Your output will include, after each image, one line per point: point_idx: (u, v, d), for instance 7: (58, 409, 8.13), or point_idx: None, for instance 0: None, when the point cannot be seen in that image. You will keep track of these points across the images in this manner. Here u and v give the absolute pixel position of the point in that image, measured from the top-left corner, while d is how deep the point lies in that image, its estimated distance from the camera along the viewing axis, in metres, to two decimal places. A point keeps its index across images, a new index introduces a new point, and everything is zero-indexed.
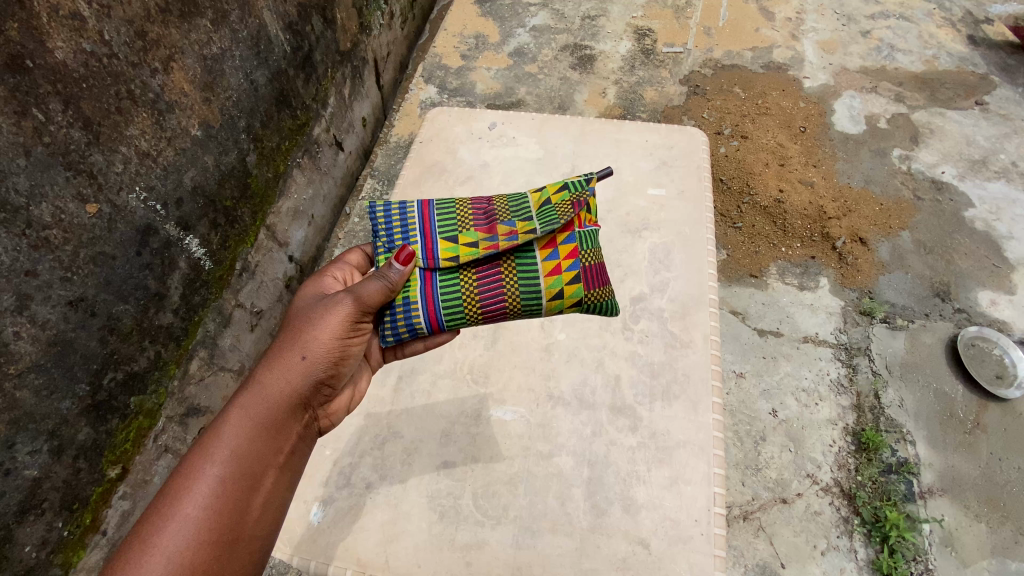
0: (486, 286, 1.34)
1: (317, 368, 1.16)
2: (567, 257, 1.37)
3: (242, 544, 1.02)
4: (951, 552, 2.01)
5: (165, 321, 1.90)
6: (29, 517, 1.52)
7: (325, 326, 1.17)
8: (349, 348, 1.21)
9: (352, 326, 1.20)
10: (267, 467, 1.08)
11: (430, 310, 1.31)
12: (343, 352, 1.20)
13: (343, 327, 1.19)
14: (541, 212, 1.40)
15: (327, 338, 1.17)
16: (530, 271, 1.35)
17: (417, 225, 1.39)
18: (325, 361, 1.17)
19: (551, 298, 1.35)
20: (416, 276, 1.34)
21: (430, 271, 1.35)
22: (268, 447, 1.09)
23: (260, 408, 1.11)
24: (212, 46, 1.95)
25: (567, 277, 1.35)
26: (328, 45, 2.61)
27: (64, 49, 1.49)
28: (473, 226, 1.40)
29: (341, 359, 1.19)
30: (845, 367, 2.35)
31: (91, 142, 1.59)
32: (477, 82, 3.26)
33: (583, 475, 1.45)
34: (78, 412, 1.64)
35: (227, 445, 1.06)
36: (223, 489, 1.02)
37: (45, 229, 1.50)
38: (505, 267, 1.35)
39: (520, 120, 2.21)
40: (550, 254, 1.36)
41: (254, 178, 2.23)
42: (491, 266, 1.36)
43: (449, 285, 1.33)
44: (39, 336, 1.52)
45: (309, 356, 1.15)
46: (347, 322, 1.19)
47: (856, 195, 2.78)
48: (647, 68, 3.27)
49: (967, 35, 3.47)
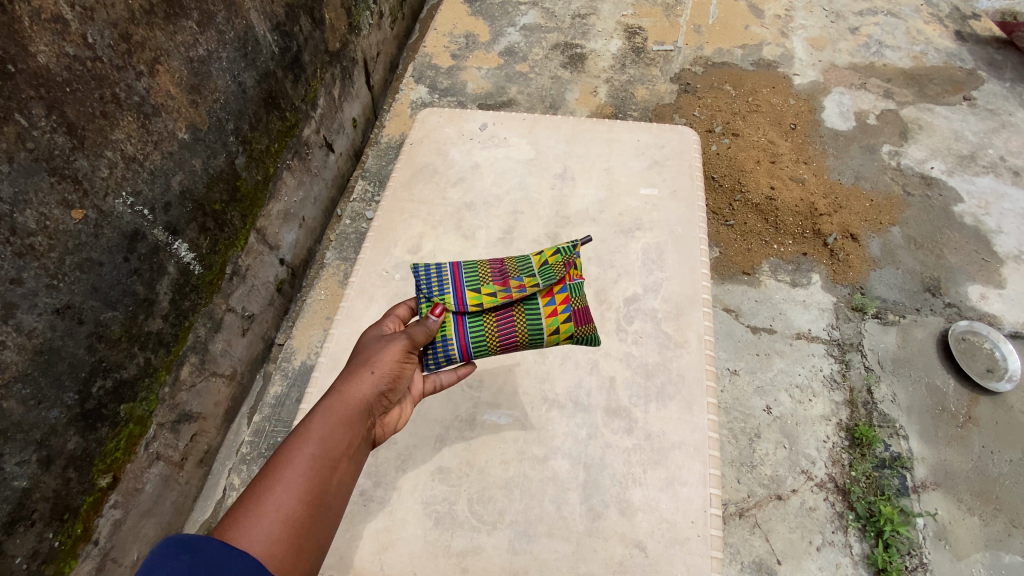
0: (503, 328, 1.37)
1: (383, 377, 1.12)
2: (563, 303, 1.40)
3: (322, 516, 0.93)
4: (944, 545, 2.02)
5: (155, 328, 1.87)
6: (18, 528, 1.50)
7: (388, 346, 1.15)
8: (407, 367, 1.17)
9: (407, 352, 1.18)
10: (345, 453, 1.00)
11: (463, 344, 1.34)
12: (403, 370, 1.16)
13: (401, 351, 1.16)
14: (541, 269, 1.47)
15: (391, 354, 1.15)
16: (531, 315, 1.38)
17: (448, 278, 1.42)
18: (390, 373, 1.13)
19: (550, 333, 1.37)
20: (449, 319, 1.36)
21: (461, 314, 1.36)
22: (347, 436, 1.03)
23: (338, 404, 1.05)
24: (199, 48, 1.94)
25: (566, 320, 1.38)
26: (316, 46, 2.59)
27: (46, 53, 1.47)
28: (490, 279, 1.45)
29: (401, 373, 1.15)
30: (838, 363, 2.36)
31: (75, 148, 1.57)
32: (467, 81, 3.24)
33: (578, 478, 1.45)
34: (67, 421, 1.61)
35: (313, 429, 1.00)
36: (312, 467, 0.96)
37: (30, 236, 1.48)
38: (516, 310, 1.39)
39: (511, 120, 2.20)
40: (548, 300, 1.40)
41: (243, 181, 2.21)
42: (505, 310, 1.38)
43: (475, 326, 1.36)
44: (26, 344, 1.49)
45: (376, 369, 1.12)
46: (404, 347, 1.17)
47: (846, 191, 2.80)
48: (637, 66, 3.27)
49: (954, 30, 3.49)
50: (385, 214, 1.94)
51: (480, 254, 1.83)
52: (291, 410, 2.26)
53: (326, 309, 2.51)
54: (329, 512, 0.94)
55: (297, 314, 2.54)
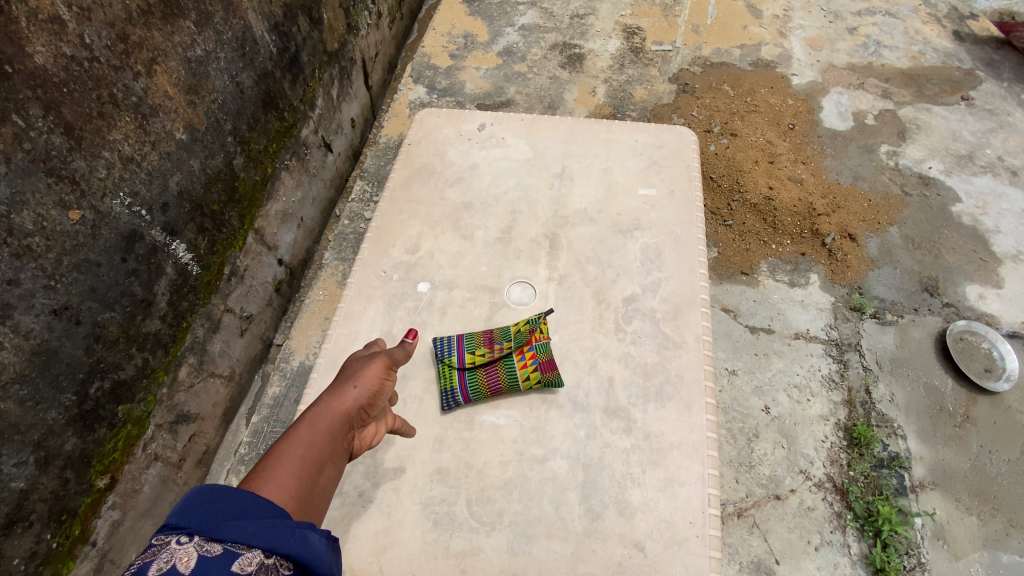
0: (489, 379, 1.55)
1: (365, 391, 1.15)
2: (536, 355, 1.57)
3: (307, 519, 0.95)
4: (943, 544, 2.02)
5: (152, 328, 1.87)
6: (16, 529, 1.50)
7: (371, 362, 1.18)
8: (388, 384, 1.20)
9: (388, 369, 1.21)
10: (329, 460, 1.03)
11: (461, 392, 1.54)
12: (385, 388, 1.19)
13: (383, 368, 1.19)
14: (514, 330, 1.63)
15: (374, 370, 1.18)
16: (513, 366, 1.55)
17: (449, 342, 1.63)
18: (372, 387, 1.15)
19: (523, 379, 1.54)
20: (452, 372, 1.57)
21: (462, 368, 1.56)
22: (331, 445, 1.05)
23: (324, 414, 1.07)
24: (196, 48, 1.93)
25: (538, 369, 1.55)
26: (314, 46, 2.58)
27: (43, 54, 1.47)
28: (479, 341, 1.63)
29: (382, 389, 1.18)
30: (836, 363, 2.37)
31: (72, 148, 1.57)
32: (465, 81, 3.24)
33: (577, 479, 1.44)
34: (64, 422, 1.61)
35: (300, 435, 1.02)
36: (299, 471, 0.97)
37: (27, 237, 1.48)
38: (498, 364, 1.57)
39: (510, 120, 2.20)
40: (520, 355, 1.57)
41: (241, 181, 2.20)
42: (492, 363, 1.56)
43: (468, 379, 1.55)
44: (23, 345, 1.49)
45: (359, 383, 1.14)
46: (385, 364, 1.21)
47: (845, 191, 2.80)
48: (635, 66, 3.27)
49: (952, 30, 3.50)
50: (384, 215, 1.94)
51: (479, 255, 1.83)
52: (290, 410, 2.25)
53: (325, 310, 2.51)
54: (314, 515, 0.96)
55: (296, 314, 2.54)
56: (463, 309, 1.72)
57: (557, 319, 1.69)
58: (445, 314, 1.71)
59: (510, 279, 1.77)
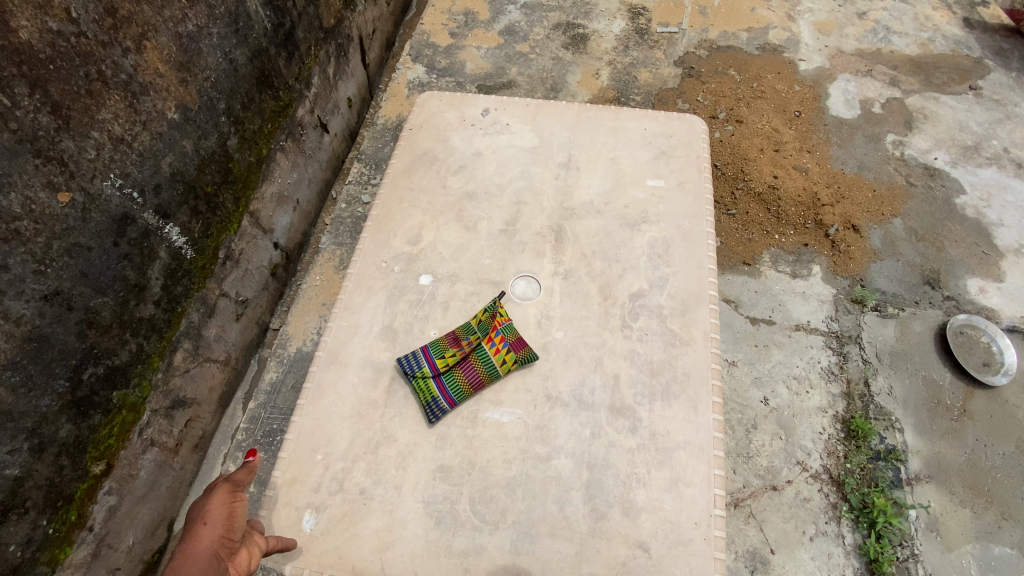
0: (470, 373, 1.53)
1: (216, 523, 1.18)
2: (505, 338, 1.58)
3: None
4: (936, 536, 2.04)
5: (146, 313, 1.83)
6: (12, 516, 1.48)
7: (211, 497, 1.22)
8: (239, 504, 1.24)
9: (232, 492, 1.25)
10: None
11: (449, 395, 1.50)
12: (238, 511, 1.23)
13: (226, 493, 1.23)
14: (476, 325, 1.61)
15: (217, 501, 1.22)
16: (487, 356, 1.55)
17: (421, 352, 1.57)
18: (222, 516, 1.19)
19: (501, 365, 1.54)
20: (429, 383, 1.52)
21: (438, 375, 1.52)
22: None
23: (184, 561, 1.10)
24: (188, 24, 1.86)
25: (511, 350, 1.56)
26: (311, 22, 2.49)
27: (28, 28, 1.40)
28: (449, 346, 1.58)
29: (234, 511, 1.22)
30: (835, 355, 2.36)
31: (60, 128, 1.51)
32: (466, 61, 3.15)
33: (581, 478, 1.42)
34: (58, 408, 1.58)
35: None
36: None
37: (16, 221, 1.43)
38: (473, 359, 1.55)
39: (514, 105, 2.14)
40: (489, 344, 1.57)
41: (235, 163, 2.13)
42: (467, 361, 1.54)
43: (452, 380, 1.52)
44: (14, 332, 1.45)
45: (208, 519, 1.18)
46: (227, 489, 1.25)
47: (850, 181, 2.77)
48: (640, 48, 3.20)
49: (962, 17, 3.43)
50: (384, 203, 1.89)
51: (482, 247, 1.79)
52: (287, 398, 2.22)
53: (321, 296, 2.46)
54: None
55: (292, 299, 2.49)
56: (466, 303, 1.69)
57: (558, 314, 1.66)
58: (448, 307, 1.68)
59: (514, 272, 1.73)
